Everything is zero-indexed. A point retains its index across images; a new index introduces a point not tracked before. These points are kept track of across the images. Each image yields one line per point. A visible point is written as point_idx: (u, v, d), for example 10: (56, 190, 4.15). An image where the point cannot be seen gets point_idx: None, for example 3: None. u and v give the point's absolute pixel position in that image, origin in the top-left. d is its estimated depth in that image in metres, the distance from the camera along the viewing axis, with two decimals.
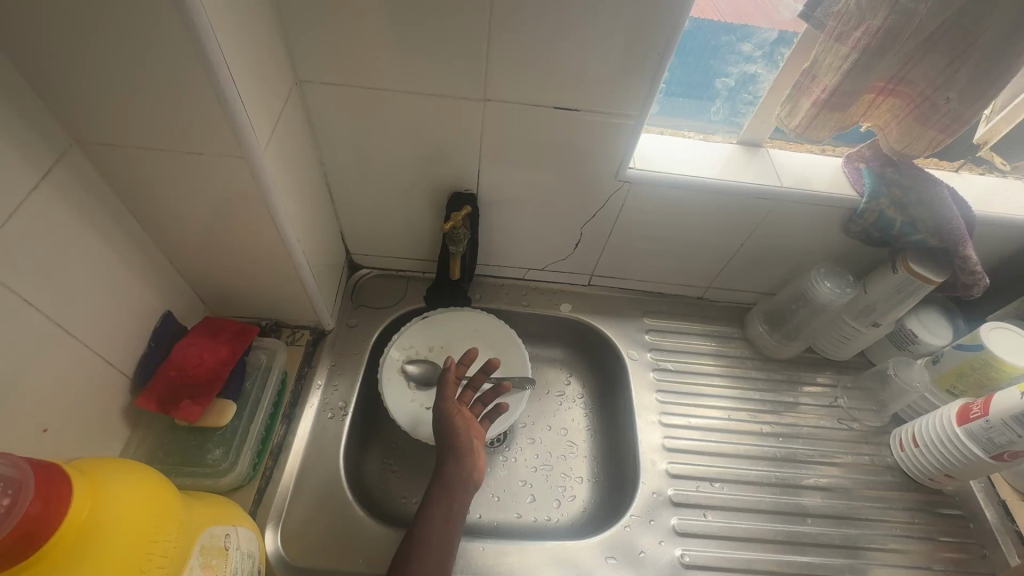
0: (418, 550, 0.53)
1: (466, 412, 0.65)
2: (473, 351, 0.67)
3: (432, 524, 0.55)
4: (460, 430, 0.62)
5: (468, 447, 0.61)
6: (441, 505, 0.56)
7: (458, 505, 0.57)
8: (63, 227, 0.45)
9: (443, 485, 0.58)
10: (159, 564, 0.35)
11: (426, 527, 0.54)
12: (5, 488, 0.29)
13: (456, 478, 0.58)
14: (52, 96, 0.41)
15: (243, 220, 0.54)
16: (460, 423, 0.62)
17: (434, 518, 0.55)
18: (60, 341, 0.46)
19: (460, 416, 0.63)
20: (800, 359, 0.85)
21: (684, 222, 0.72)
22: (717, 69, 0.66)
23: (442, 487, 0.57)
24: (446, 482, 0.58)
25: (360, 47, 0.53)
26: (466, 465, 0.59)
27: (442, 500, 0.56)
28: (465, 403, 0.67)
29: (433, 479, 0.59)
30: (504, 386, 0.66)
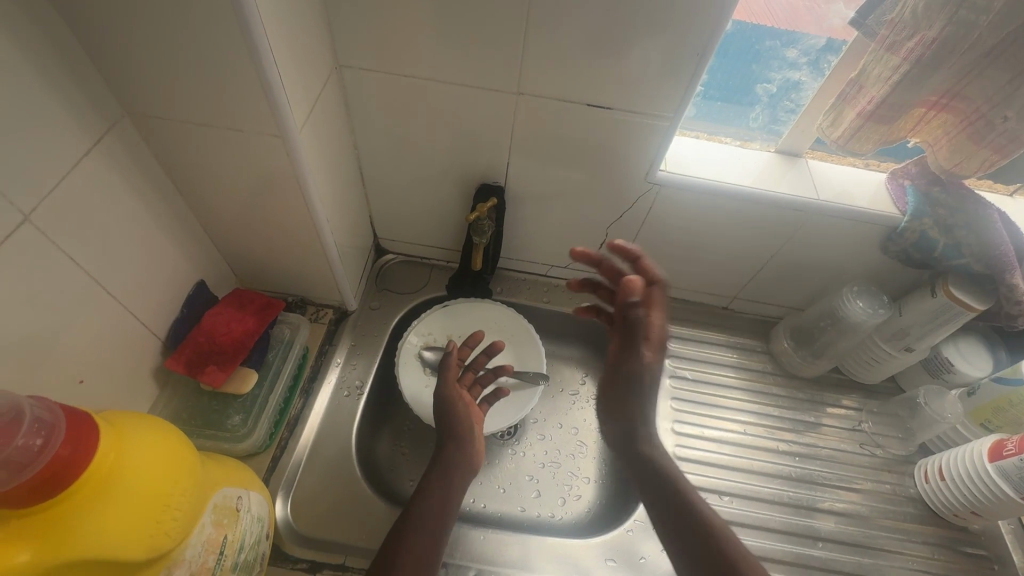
0: (417, 524, 0.53)
1: (465, 398, 0.67)
2: (478, 335, 0.70)
3: (430, 501, 0.55)
4: (461, 417, 0.64)
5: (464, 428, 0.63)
6: (439, 481, 0.58)
7: (455, 483, 0.58)
8: (110, 191, 0.48)
9: (441, 464, 0.59)
10: (173, 517, 0.37)
11: (423, 503, 0.55)
12: (39, 429, 0.31)
13: (454, 458, 0.60)
14: (108, 67, 0.44)
15: (276, 197, 0.56)
16: (461, 409, 0.65)
17: (432, 495, 0.56)
18: (101, 300, 0.49)
19: (461, 403, 0.65)
20: (825, 379, 0.82)
21: (714, 229, 0.71)
22: (759, 74, 0.63)
23: (440, 467, 0.59)
24: (444, 461, 0.59)
25: (400, 35, 0.54)
26: (465, 450, 0.61)
27: (441, 477, 0.58)
28: (464, 386, 0.69)
29: (431, 460, 0.60)
30: (503, 367, 0.70)
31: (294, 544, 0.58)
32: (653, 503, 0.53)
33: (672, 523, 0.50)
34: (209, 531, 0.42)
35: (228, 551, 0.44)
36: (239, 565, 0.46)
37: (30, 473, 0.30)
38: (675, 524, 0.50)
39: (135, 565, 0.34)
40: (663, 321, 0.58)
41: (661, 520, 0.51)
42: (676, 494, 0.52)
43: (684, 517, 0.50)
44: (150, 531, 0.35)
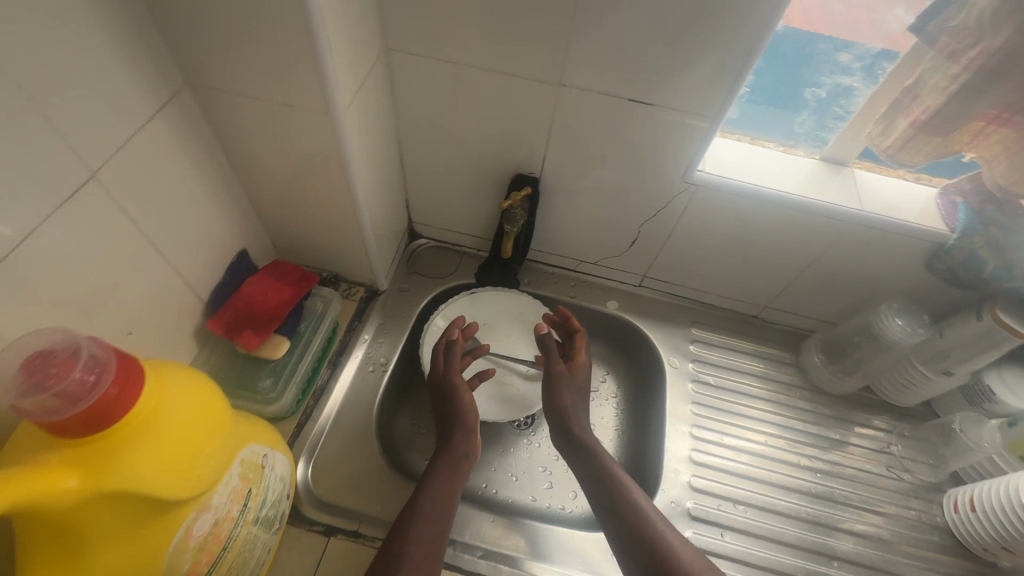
0: (421, 518, 0.54)
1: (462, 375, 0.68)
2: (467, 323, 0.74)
3: (435, 494, 0.56)
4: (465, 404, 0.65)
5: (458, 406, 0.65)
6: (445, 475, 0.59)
7: (460, 476, 0.60)
8: (168, 158, 0.51)
9: (449, 457, 0.60)
10: (204, 464, 0.39)
11: (429, 496, 0.56)
12: (94, 366, 0.33)
13: (461, 451, 0.61)
14: (174, 40, 0.47)
15: (318, 174, 0.58)
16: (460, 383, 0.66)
17: (437, 489, 0.57)
18: (153, 259, 0.52)
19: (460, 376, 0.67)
20: (854, 398, 0.79)
21: (749, 234, 0.70)
22: (808, 78, 0.61)
23: (447, 460, 0.60)
24: (452, 455, 0.61)
25: (446, 21, 0.55)
26: (469, 443, 0.62)
27: (449, 471, 0.59)
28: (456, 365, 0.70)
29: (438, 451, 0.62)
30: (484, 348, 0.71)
31: (312, 507, 0.60)
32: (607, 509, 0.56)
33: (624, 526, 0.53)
34: (235, 483, 0.44)
35: (251, 504, 0.47)
36: (260, 519, 0.49)
37: (83, 407, 0.32)
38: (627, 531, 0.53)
39: (167, 504, 0.37)
40: (587, 360, 0.71)
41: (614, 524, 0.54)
42: (631, 501, 0.55)
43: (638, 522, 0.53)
44: (182, 475, 0.37)
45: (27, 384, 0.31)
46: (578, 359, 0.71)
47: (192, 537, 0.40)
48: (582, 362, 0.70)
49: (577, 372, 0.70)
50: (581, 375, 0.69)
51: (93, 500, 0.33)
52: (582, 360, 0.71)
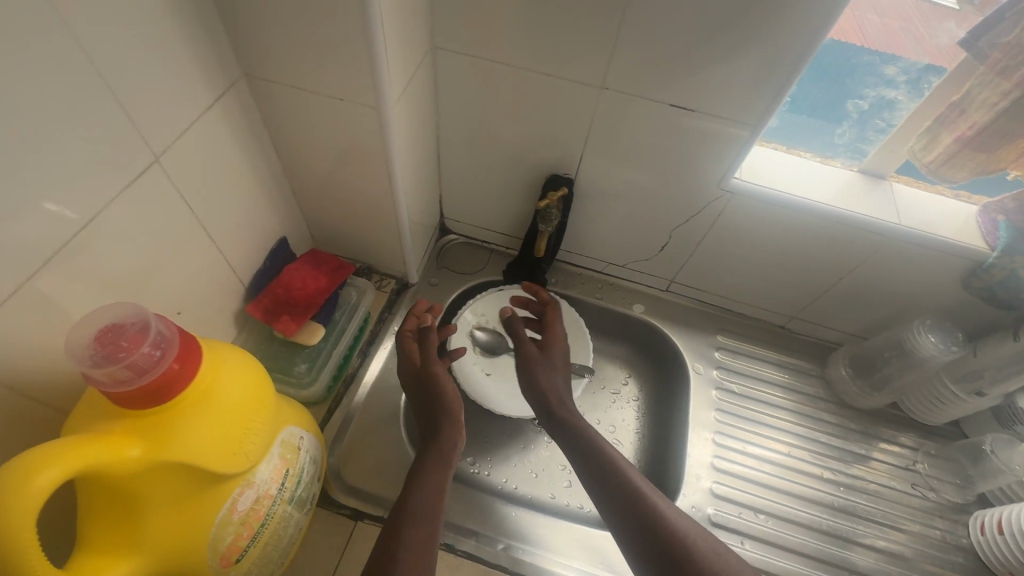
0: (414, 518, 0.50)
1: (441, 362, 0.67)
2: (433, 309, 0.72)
3: (425, 493, 0.53)
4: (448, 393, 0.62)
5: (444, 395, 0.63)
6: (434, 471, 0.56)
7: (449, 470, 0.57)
8: (222, 146, 0.53)
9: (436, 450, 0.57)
10: (248, 442, 0.40)
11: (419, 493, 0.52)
12: (159, 343, 0.35)
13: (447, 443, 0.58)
14: (236, 32, 0.48)
15: (362, 165, 0.59)
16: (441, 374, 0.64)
17: (428, 486, 0.53)
18: (203, 244, 0.54)
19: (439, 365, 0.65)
20: (880, 414, 0.78)
21: (781, 244, 0.70)
22: (852, 89, 0.61)
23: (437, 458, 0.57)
24: (440, 446, 0.57)
25: (494, 22, 0.56)
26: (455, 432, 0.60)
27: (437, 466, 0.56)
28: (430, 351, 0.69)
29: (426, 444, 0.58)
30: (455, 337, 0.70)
31: (342, 491, 0.61)
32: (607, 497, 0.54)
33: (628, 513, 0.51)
34: (275, 462, 0.46)
35: (288, 483, 0.49)
36: (295, 498, 0.50)
37: (148, 379, 0.34)
38: (631, 517, 0.51)
39: (217, 476, 0.38)
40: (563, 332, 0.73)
41: (617, 513, 0.52)
42: (632, 486, 0.53)
43: (641, 506, 0.51)
44: (228, 451, 0.38)
45: (100, 356, 0.33)
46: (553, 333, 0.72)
47: (236, 511, 0.42)
48: (557, 333, 0.72)
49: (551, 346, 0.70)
50: (558, 344, 0.71)
51: (153, 469, 0.35)
52: (557, 333, 0.72)
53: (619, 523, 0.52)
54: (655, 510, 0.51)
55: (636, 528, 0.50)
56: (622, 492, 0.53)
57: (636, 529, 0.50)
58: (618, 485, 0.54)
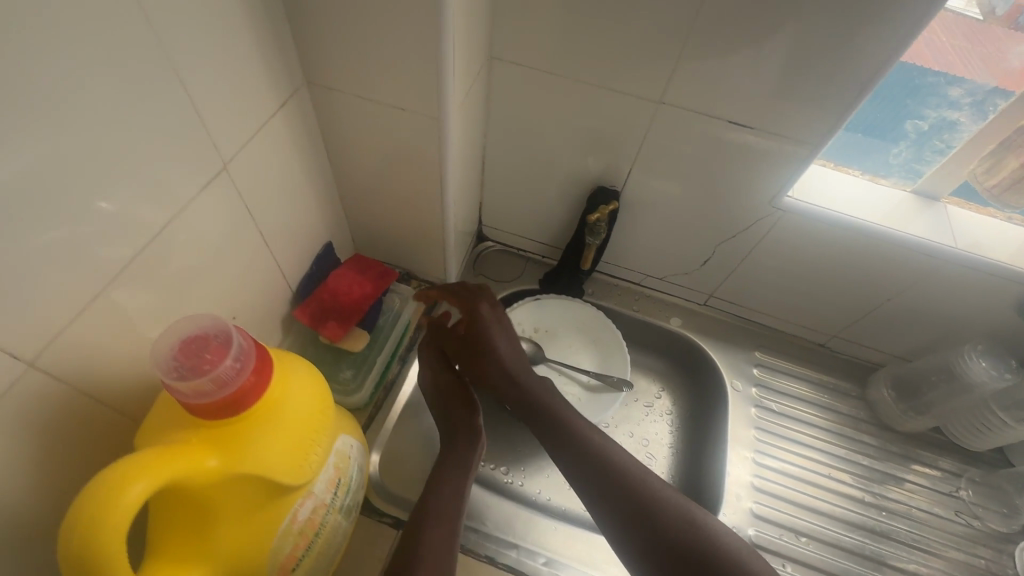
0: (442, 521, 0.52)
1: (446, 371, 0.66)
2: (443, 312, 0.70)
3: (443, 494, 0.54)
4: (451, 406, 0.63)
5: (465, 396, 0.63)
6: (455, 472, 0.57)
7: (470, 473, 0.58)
8: (282, 153, 0.53)
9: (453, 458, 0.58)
10: (312, 453, 0.40)
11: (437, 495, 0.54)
12: (240, 356, 0.35)
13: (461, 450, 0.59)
14: (304, 40, 0.49)
15: (415, 173, 0.60)
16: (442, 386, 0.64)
17: (445, 491, 0.55)
18: (260, 250, 0.55)
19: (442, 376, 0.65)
20: (921, 437, 0.77)
21: (828, 264, 0.69)
22: (912, 110, 0.59)
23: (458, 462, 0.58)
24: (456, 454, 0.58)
25: (556, 34, 0.55)
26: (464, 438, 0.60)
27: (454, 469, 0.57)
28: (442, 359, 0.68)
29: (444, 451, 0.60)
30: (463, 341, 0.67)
31: (379, 499, 0.62)
32: (606, 499, 0.52)
33: (629, 521, 0.51)
34: (331, 471, 0.46)
35: (340, 491, 0.49)
36: (345, 507, 0.50)
37: (230, 389, 0.34)
38: (631, 522, 0.51)
39: (284, 487, 0.38)
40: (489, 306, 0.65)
41: (616, 516, 0.51)
42: (631, 486, 0.52)
43: (642, 511, 0.51)
44: (294, 463, 0.38)
45: (185, 368, 0.33)
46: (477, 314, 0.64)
47: (296, 521, 0.42)
48: (485, 321, 0.63)
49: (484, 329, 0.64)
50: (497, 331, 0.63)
51: (228, 479, 0.35)
52: (485, 318, 0.63)
53: (617, 529, 0.51)
54: (657, 514, 0.50)
55: (638, 535, 0.50)
56: (619, 497, 0.52)
57: (638, 536, 0.50)
58: (614, 489, 0.52)
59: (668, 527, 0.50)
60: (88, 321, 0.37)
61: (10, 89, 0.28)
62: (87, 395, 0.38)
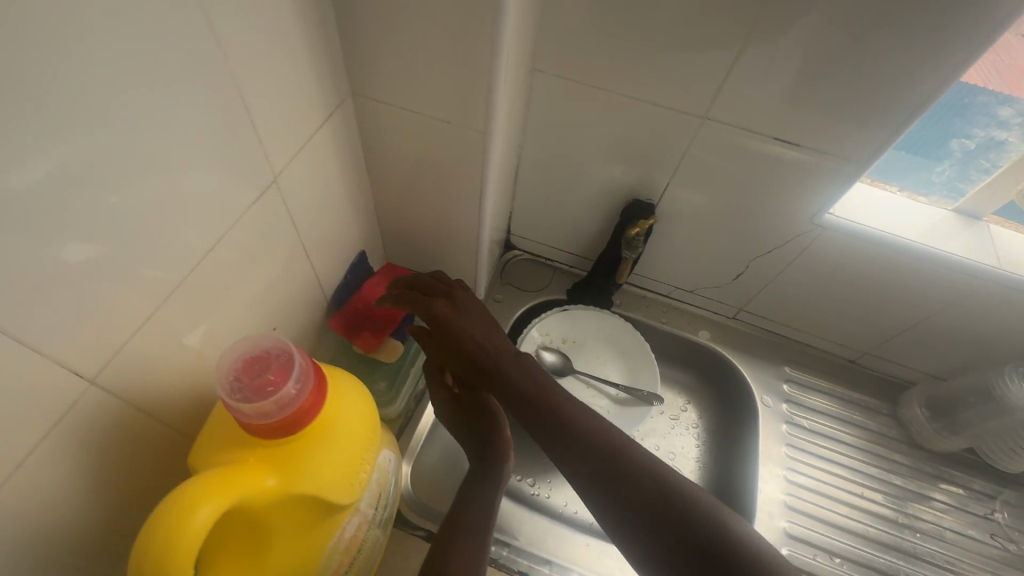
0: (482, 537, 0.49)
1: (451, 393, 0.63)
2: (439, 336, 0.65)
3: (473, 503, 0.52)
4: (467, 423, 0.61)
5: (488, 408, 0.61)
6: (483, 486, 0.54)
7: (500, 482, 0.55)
8: (326, 163, 0.53)
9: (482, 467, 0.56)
10: (360, 471, 0.40)
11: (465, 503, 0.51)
12: (300, 376, 0.35)
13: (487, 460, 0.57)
14: (355, 47, 0.49)
15: (455, 183, 0.60)
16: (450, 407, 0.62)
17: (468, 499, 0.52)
18: (301, 260, 0.55)
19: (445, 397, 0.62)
20: (955, 457, 0.76)
21: (866, 282, 0.68)
22: (959, 129, 0.58)
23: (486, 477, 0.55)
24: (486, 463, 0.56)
25: (602, 47, 0.55)
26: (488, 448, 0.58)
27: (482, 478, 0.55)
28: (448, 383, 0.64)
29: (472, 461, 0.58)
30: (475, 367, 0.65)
31: (413, 512, 0.61)
32: (600, 491, 0.45)
33: (630, 511, 0.43)
34: (374, 488, 0.45)
35: (379, 506, 0.48)
36: (382, 521, 0.50)
37: (290, 410, 0.34)
38: (631, 513, 0.43)
39: (333, 508, 0.38)
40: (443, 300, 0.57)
41: (615, 509, 0.44)
42: (623, 470, 0.45)
43: (641, 496, 0.43)
44: (345, 482, 0.38)
45: (248, 390, 0.33)
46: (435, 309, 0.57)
47: (342, 539, 0.42)
48: (444, 315, 0.56)
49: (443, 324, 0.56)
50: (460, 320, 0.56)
51: (283, 500, 0.35)
52: (444, 311, 0.56)
53: (620, 524, 0.43)
54: (658, 499, 0.42)
55: (641, 527, 0.42)
56: (613, 485, 0.44)
57: (642, 528, 0.42)
58: (606, 476, 0.45)
59: (672, 514, 0.41)
60: (143, 337, 0.37)
61: (87, 102, 0.28)
62: (139, 408, 0.38)
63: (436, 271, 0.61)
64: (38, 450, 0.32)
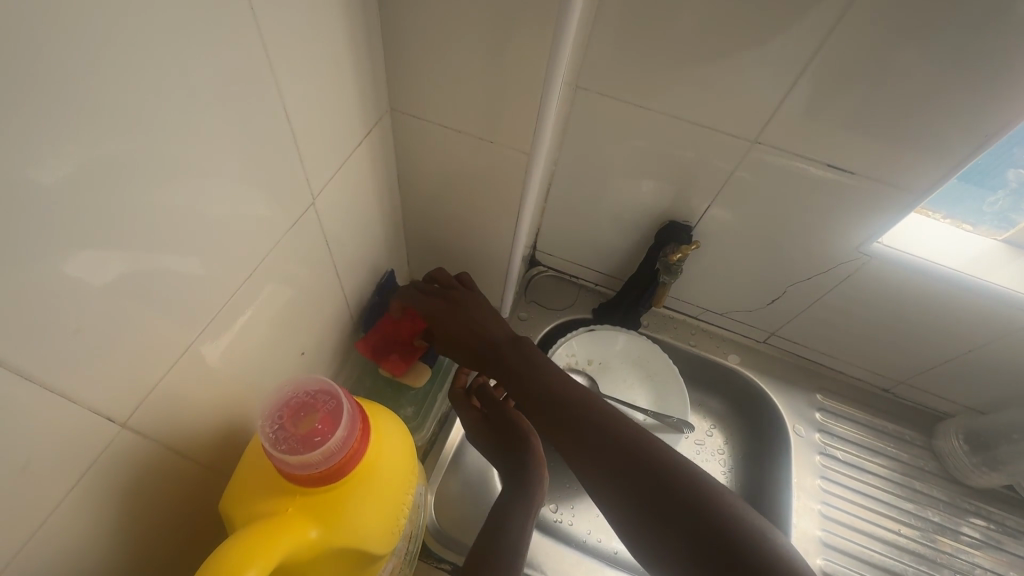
0: (510, 547, 0.45)
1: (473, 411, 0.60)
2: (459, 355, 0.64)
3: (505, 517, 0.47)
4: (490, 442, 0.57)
5: (516, 423, 0.57)
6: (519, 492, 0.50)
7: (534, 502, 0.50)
8: (360, 180, 0.51)
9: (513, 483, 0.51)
10: (403, 518, 0.38)
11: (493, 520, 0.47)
12: (345, 420, 0.34)
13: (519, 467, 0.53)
14: (397, 60, 0.47)
15: (491, 201, 0.57)
16: (471, 425, 0.59)
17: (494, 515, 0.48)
18: (332, 281, 0.52)
19: (468, 416, 0.60)
20: (994, 494, 0.74)
21: (908, 313, 0.66)
22: (1016, 160, 0.55)
23: (516, 489, 0.50)
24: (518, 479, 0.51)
25: (648, 65, 0.53)
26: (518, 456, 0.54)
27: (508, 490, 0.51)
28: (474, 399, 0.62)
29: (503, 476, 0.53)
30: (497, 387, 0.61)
31: (437, 542, 0.59)
32: (598, 473, 0.42)
33: (632, 495, 0.40)
34: (408, 531, 0.44)
35: (410, 545, 0.47)
36: (410, 558, 0.48)
37: (335, 459, 0.33)
38: (633, 496, 0.40)
39: (378, 557, 0.37)
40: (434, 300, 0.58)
41: (615, 492, 0.41)
42: (621, 450, 0.42)
43: (641, 477, 0.40)
44: (388, 533, 0.36)
45: (296, 441, 0.33)
46: (429, 309, 0.58)
47: None
48: (439, 313, 0.57)
49: (439, 320, 0.57)
50: (455, 315, 0.57)
51: (328, 552, 0.33)
52: (440, 309, 0.57)
53: (623, 511, 0.40)
54: (658, 476, 0.40)
55: (644, 511, 0.39)
56: (611, 467, 0.41)
57: (664, 532, 0.38)
58: (602, 458, 0.42)
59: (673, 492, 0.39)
60: (174, 374, 0.35)
61: (125, 125, 0.26)
62: (167, 447, 0.36)
63: (440, 269, 0.61)
64: (65, 501, 0.29)
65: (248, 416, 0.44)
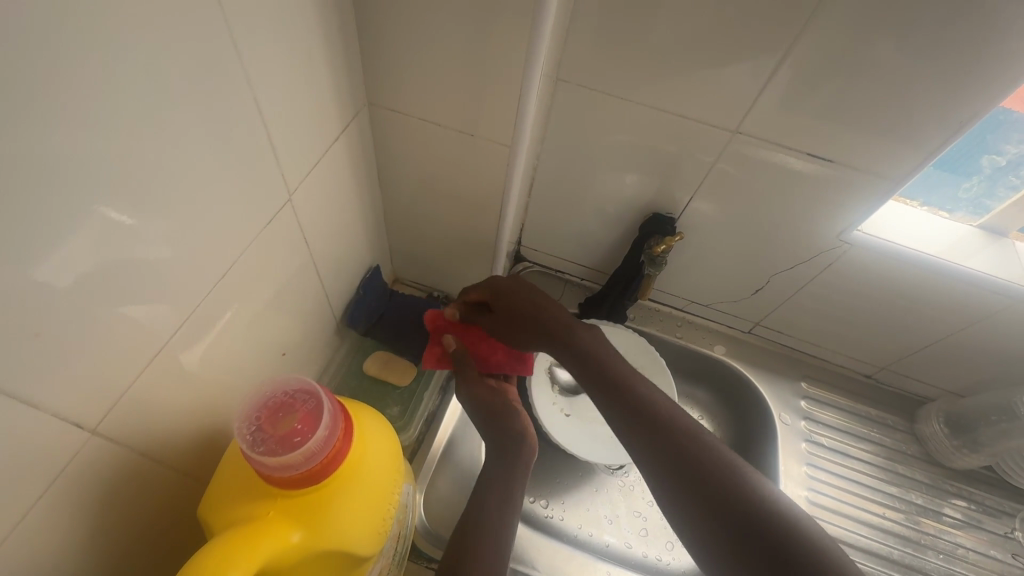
0: (496, 525, 0.47)
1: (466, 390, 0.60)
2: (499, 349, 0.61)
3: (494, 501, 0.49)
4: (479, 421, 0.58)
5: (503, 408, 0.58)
6: (505, 478, 0.51)
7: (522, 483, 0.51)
8: (337, 176, 0.50)
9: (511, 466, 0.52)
10: (391, 517, 0.38)
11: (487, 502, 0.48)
12: (327, 420, 0.33)
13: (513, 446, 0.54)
14: (372, 53, 0.46)
15: (473, 196, 0.57)
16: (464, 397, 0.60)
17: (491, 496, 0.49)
18: (311, 281, 0.51)
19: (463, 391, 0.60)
20: (974, 475, 0.75)
21: (888, 299, 0.67)
22: (989, 146, 0.56)
23: (507, 475, 0.52)
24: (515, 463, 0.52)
25: (627, 57, 0.53)
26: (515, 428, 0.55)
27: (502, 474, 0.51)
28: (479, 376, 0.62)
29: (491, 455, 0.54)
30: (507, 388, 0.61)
31: (427, 543, 0.58)
32: (645, 456, 0.44)
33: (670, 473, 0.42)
34: (396, 530, 0.43)
35: (399, 547, 0.46)
36: (398, 560, 0.47)
37: (317, 460, 0.32)
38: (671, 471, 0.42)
39: (366, 559, 0.36)
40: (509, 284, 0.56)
41: (658, 476, 0.43)
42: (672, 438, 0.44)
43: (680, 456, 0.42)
44: (376, 533, 0.36)
45: (276, 442, 0.32)
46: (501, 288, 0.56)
47: None
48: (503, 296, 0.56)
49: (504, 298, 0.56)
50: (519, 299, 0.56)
51: (313, 555, 0.33)
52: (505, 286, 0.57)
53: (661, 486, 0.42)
54: (703, 467, 0.41)
55: (680, 488, 0.41)
56: (659, 452, 0.43)
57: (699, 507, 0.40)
58: (652, 442, 0.44)
59: (714, 483, 0.40)
60: (147, 379, 0.34)
61: (89, 123, 0.25)
62: (142, 456, 0.35)
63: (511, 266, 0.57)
64: (32, 513, 0.28)
65: (227, 421, 0.43)
